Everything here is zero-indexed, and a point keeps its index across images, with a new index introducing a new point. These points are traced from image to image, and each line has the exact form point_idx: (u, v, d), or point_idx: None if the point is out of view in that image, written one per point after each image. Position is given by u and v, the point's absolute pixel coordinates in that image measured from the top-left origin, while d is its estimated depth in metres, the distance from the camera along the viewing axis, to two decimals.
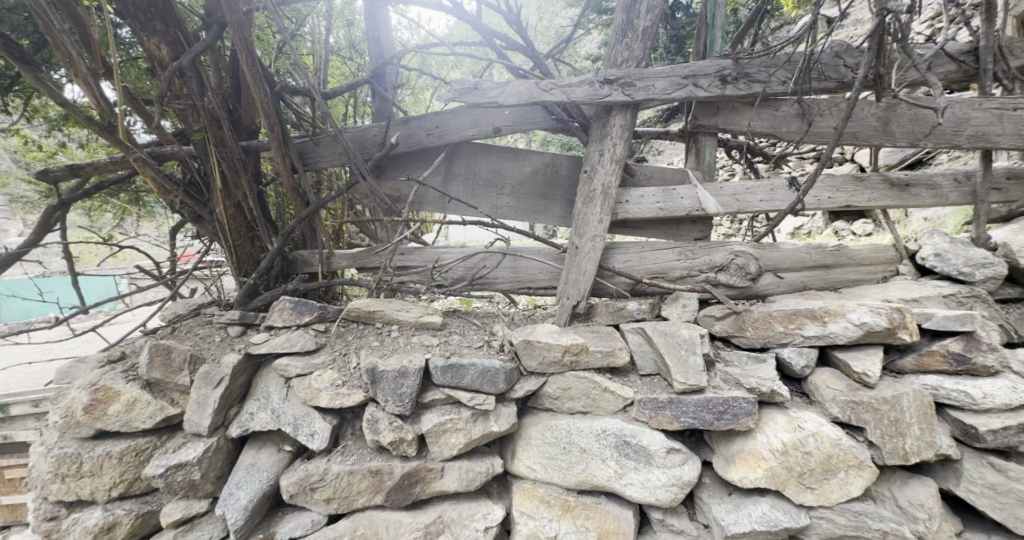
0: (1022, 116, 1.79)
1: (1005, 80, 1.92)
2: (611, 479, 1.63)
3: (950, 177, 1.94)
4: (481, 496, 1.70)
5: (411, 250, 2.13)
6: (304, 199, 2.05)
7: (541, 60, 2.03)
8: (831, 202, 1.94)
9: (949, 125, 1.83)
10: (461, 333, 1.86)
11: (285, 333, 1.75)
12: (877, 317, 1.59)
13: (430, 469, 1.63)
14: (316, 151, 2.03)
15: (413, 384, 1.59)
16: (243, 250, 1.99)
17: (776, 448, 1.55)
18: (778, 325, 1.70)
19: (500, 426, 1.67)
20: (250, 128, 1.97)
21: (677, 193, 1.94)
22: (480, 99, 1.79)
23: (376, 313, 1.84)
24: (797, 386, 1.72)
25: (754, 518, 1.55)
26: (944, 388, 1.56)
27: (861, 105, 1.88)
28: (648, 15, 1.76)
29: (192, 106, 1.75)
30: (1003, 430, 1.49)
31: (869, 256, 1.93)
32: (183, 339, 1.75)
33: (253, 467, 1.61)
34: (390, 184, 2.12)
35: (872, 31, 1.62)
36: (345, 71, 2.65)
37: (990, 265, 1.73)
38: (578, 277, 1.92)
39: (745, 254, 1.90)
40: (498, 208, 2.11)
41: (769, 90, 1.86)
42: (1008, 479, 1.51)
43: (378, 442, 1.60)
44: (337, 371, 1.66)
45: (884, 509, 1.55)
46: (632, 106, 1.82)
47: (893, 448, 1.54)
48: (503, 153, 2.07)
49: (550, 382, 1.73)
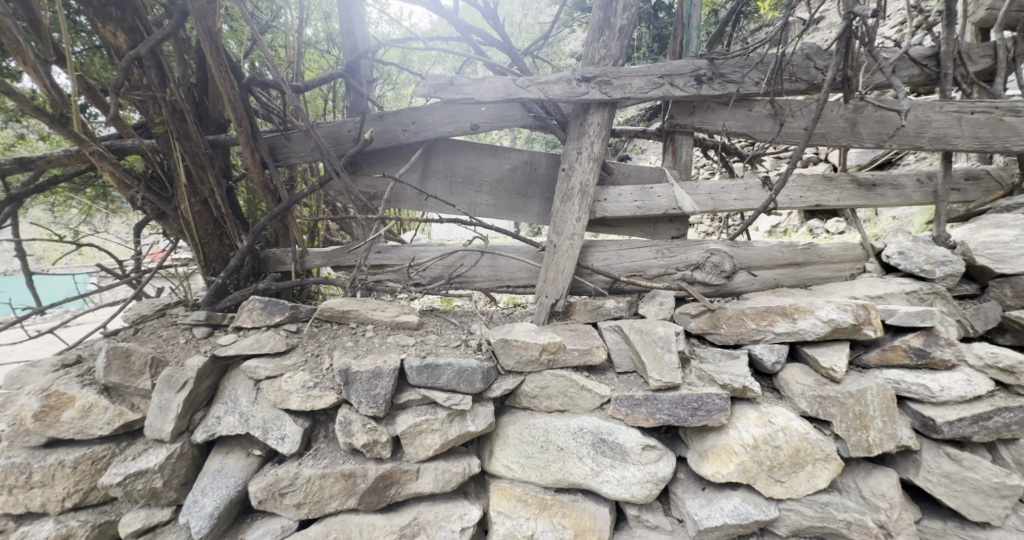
0: (979, 119, 1.86)
1: (963, 84, 2.00)
2: (588, 477, 1.64)
3: (913, 178, 2.01)
4: (457, 496, 1.69)
5: (388, 249, 2.09)
6: (275, 196, 1.99)
7: (520, 56, 2.00)
8: (801, 201, 1.99)
9: (912, 126, 1.89)
10: (438, 333, 1.84)
11: (255, 334, 1.70)
12: (843, 314, 1.63)
13: (405, 471, 1.60)
14: (288, 147, 1.97)
15: (387, 385, 1.56)
16: (211, 248, 1.93)
17: (747, 443, 1.58)
18: (750, 322, 1.73)
19: (477, 426, 1.66)
20: (218, 122, 1.90)
21: (654, 192, 1.95)
22: (456, 95, 1.76)
23: (350, 313, 1.80)
24: (768, 381, 1.76)
25: (725, 512, 1.57)
26: (905, 382, 1.62)
27: (831, 107, 1.92)
28: (625, 13, 1.76)
29: (151, 97, 1.68)
30: (958, 421, 1.56)
31: (837, 254, 1.99)
32: (144, 341, 1.68)
33: (219, 473, 1.56)
34: (365, 181, 2.08)
35: (840, 34, 1.66)
36: (321, 64, 2.59)
37: (949, 263, 1.79)
38: (556, 276, 1.91)
39: (720, 252, 1.93)
40: (476, 205, 2.09)
41: (742, 90, 1.89)
42: (961, 468, 1.58)
43: (350, 444, 1.57)
44: (308, 372, 1.62)
45: (849, 500, 1.60)
46: (610, 105, 1.82)
47: (858, 440, 1.59)
48: (482, 150, 2.05)
49: (527, 381, 1.73)
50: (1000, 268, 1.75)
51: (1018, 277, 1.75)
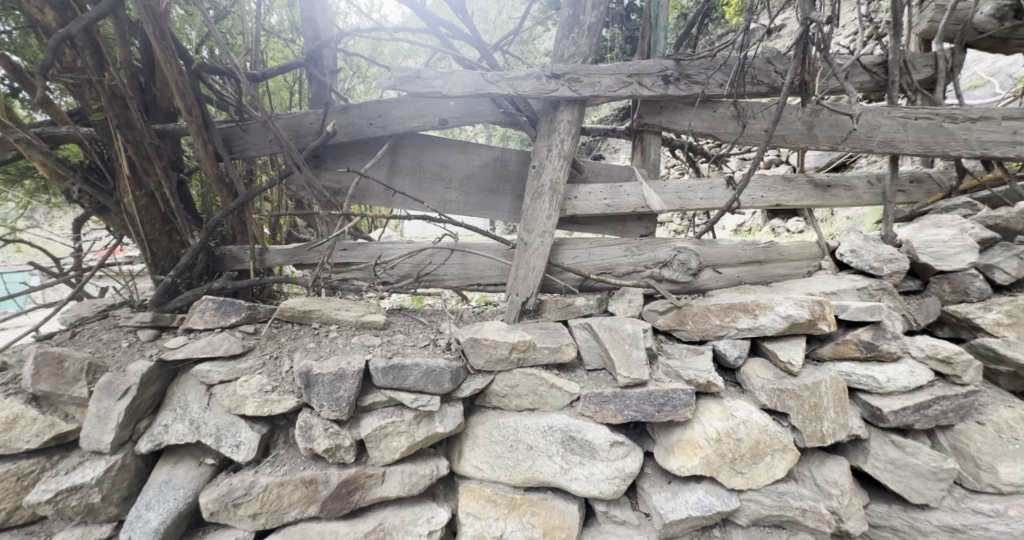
0: (923, 125, 1.97)
1: (908, 92, 2.12)
2: (557, 475, 1.64)
3: (864, 180, 2.11)
4: (425, 499, 1.66)
5: (354, 246, 2.02)
6: (231, 190, 1.89)
7: (489, 51, 1.97)
8: (763, 201, 2.05)
9: (863, 130, 1.98)
10: (405, 332, 1.79)
11: (207, 335, 1.61)
12: (800, 310, 1.69)
13: (370, 476, 1.55)
14: (243, 138, 1.87)
15: (351, 387, 1.51)
16: (159, 245, 1.81)
17: (710, 436, 1.61)
18: (715, 318, 1.78)
19: (446, 427, 1.63)
20: (166, 111, 1.78)
21: (623, 191, 1.97)
22: (423, 88, 1.71)
23: (313, 313, 1.73)
24: (731, 375, 1.82)
25: (690, 505, 1.61)
26: (856, 374, 1.70)
27: (789, 110, 1.99)
28: (593, 11, 1.76)
29: (87, 81, 1.55)
30: (902, 410, 1.64)
31: (796, 252, 2.08)
32: (82, 345, 1.56)
33: (167, 485, 1.47)
34: (329, 176, 2.00)
35: (797, 39, 1.72)
36: (285, 53, 2.48)
37: (895, 261, 1.89)
38: (527, 274, 1.90)
39: (687, 250, 1.97)
40: (445, 202, 2.05)
41: (707, 91, 1.93)
42: (905, 454, 1.66)
43: (311, 449, 1.50)
44: (265, 375, 1.54)
45: (804, 489, 1.67)
46: (579, 102, 1.82)
47: (813, 431, 1.66)
48: (451, 146, 2.01)
49: (497, 381, 1.71)
50: (940, 265, 1.86)
51: (955, 273, 1.86)
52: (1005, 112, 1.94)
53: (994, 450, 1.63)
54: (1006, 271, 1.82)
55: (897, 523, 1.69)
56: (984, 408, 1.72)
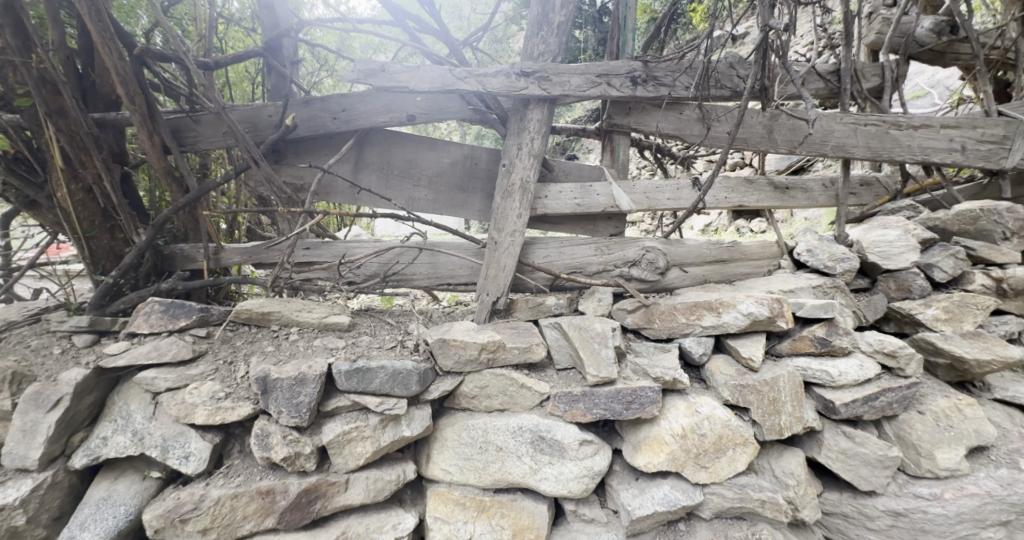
0: (872, 131, 2.07)
1: (858, 100, 2.23)
2: (526, 475, 1.63)
3: (819, 182, 2.21)
4: (391, 505, 1.61)
5: (318, 245, 1.95)
6: (181, 185, 1.77)
7: (458, 47, 1.93)
8: (727, 202, 2.11)
9: (818, 135, 2.06)
10: (372, 334, 1.74)
11: (152, 340, 1.51)
12: (760, 308, 1.75)
13: (332, 483, 1.49)
14: (195, 130, 1.76)
15: (311, 392, 1.44)
16: (100, 243, 1.68)
17: (676, 432, 1.64)
18: (681, 317, 1.81)
19: (413, 431, 1.58)
20: (107, 99, 1.66)
21: (593, 190, 1.98)
22: (388, 82, 1.66)
23: (272, 315, 1.65)
24: (696, 372, 1.86)
25: (656, 500, 1.63)
26: (811, 369, 1.77)
27: (751, 114, 2.05)
28: (563, 9, 1.75)
29: (10, 62, 1.42)
30: (853, 403, 1.72)
31: (757, 252, 2.16)
32: (6, 353, 1.43)
33: (105, 502, 1.36)
34: (290, 172, 1.91)
35: (757, 46, 1.78)
36: (245, 42, 2.36)
37: (847, 260, 1.97)
38: (497, 274, 1.88)
39: (654, 249, 2.01)
40: (414, 200, 2.00)
41: (674, 93, 1.97)
42: (855, 444, 1.74)
43: (267, 458, 1.43)
44: (218, 381, 1.46)
45: (763, 480, 1.72)
46: (549, 101, 1.81)
47: (772, 424, 1.71)
48: (420, 142, 1.96)
49: (466, 382, 1.68)
50: (887, 264, 1.97)
51: (900, 272, 1.97)
52: (943, 121, 2.07)
53: (933, 437, 1.73)
54: (944, 269, 1.94)
55: (847, 509, 1.77)
56: (925, 399, 1.83)
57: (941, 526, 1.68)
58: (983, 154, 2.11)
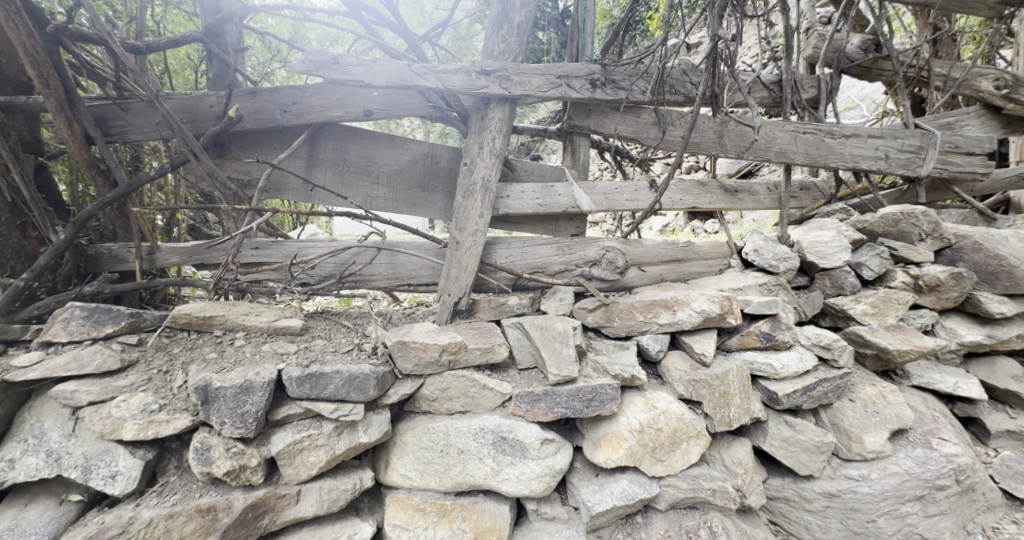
0: (810, 138, 2.21)
1: (798, 109, 2.39)
2: (488, 477, 1.61)
3: (765, 186, 2.34)
4: (347, 515, 1.55)
5: (267, 245, 1.84)
6: (108, 178, 1.63)
7: (417, 42, 1.87)
8: (681, 203, 2.19)
9: (763, 141, 2.17)
10: (326, 337, 1.66)
11: (72, 350, 1.37)
12: (712, 305, 1.83)
13: (282, 496, 1.42)
14: (124, 119, 1.61)
15: (259, 400, 1.36)
16: (8, 241, 1.50)
17: (634, 427, 1.69)
18: (639, 315, 1.86)
19: (371, 437, 1.53)
20: (16, 81, 1.49)
21: (555, 191, 2.00)
22: (342, 75, 1.59)
23: (215, 319, 1.55)
24: (653, 368, 1.92)
25: (615, 495, 1.66)
26: (757, 362, 1.87)
27: (702, 119, 2.14)
28: (522, 9, 1.75)
29: None
30: (795, 393, 1.83)
31: (709, 251, 2.26)
32: None
33: (11, 532, 1.21)
34: (235, 167, 1.80)
35: (707, 54, 1.87)
36: (186, 27, 2.20)
37: (789, 259, 2.11)
38: (459, 274, 1.86)
39: (614, 249, 2.05)
40: (372, 198, 1.93)
41: (631, 97, 2.02)
42: (796, 432, 1.85)
43: (208, 474, 1.33)
44: (150, 392, 1.35)
45: (714, 470, 1.80)
46: (509, 101, 1.80)
47: (722, 416, 1.79)
48: (377, 139, 1.90)
49: (426, 384, 1.65)
50: (823, 263, 2.12)
51: (835, 270, 2.13)
52: (870, 131, 2.25)
53: (862, 423, 1.87)
54: (871, 268, 2.11)
55: (789, 493, 1.89)
56: (855, 387, 1.98)
57: (868, 504, 1.81)
58: (903, 162, 2.31)
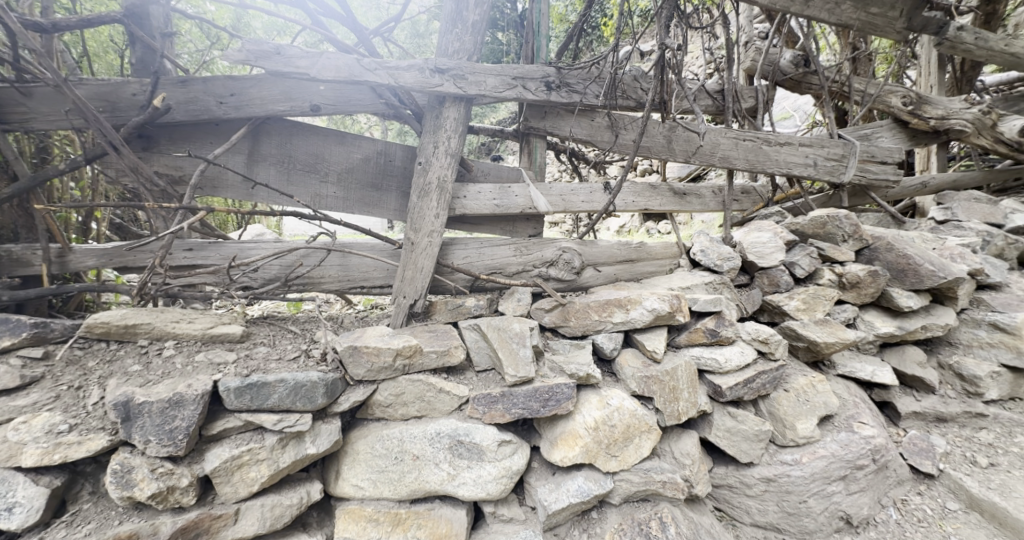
0: (750, 145, 2.35)
1: (739, 117, 2.54)
2: (443, 482, 1.58)
3: (710, 189, 2.46)
4: (293, 531, 1.47)
5: (204, 245, 1.71)
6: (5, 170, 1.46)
7: (368, 36, 1.80)
8: (634, 205, 2.25)
9: (708, 147, 2.28)
10: (270, 344, 1.57)
11: None
12: (662, 303, 1.90)
13: (217, 517, 1.31)
14: (24, 105, 1.43)
15: (190, 414, 1.25)
16: None
17: (589, 425, 1.71)
18: (594, 314, 1.89)
19: (319, 447, 1.45)
20: None
21: (511, 191, 1.99)
22: (286, 67, 1.50)
23: (139, 328, 1.41)
24: (608, 366, 1.96)
25: (571, 492, 1.68)
26: (703, 357, 1.96)
27: (653, 124, 2.22)
28: (477, 9, 1.73)
29: None
30: (737, 385, 1.93)
31: (660, 252, 2.35)
32: None
33: None
34: (164, 161, 1.65)
35: (656, 62, 1.95)
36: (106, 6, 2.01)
37: (732, 259, 2.23)
38: (414, 276, 1.81)
39: (570, 250, 2.08)
40: (321, 197, 1.83)
41: (586, 101, 2.07)
42: (737, 422, 1.96)
43: (130, 498, 1.21)
44: (58, 411, 1.21)
45: (664, 463, 1.87)
46: (464, 100, 1.78)
47: (672, 410, 1.86)
48: (326, 135, 1.81)
49: (380, 390, 1.59)
50: (762, 263, 2.26)
51: (771, 269, 2.28)
52: (802, 140, 2.43)
53: (795, 411, 2.01)
54: (803, 266, 2.28)
55: (731, 480, 2.01)
56: (789, 377, 2.13)
57: (800, 486, 1.94)
58: (829, 169, 2.52)
